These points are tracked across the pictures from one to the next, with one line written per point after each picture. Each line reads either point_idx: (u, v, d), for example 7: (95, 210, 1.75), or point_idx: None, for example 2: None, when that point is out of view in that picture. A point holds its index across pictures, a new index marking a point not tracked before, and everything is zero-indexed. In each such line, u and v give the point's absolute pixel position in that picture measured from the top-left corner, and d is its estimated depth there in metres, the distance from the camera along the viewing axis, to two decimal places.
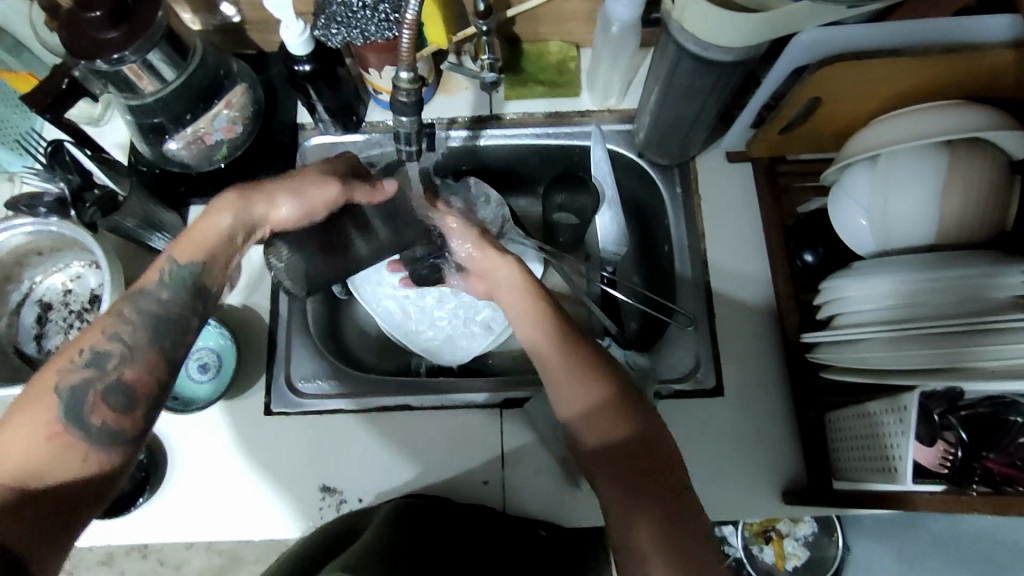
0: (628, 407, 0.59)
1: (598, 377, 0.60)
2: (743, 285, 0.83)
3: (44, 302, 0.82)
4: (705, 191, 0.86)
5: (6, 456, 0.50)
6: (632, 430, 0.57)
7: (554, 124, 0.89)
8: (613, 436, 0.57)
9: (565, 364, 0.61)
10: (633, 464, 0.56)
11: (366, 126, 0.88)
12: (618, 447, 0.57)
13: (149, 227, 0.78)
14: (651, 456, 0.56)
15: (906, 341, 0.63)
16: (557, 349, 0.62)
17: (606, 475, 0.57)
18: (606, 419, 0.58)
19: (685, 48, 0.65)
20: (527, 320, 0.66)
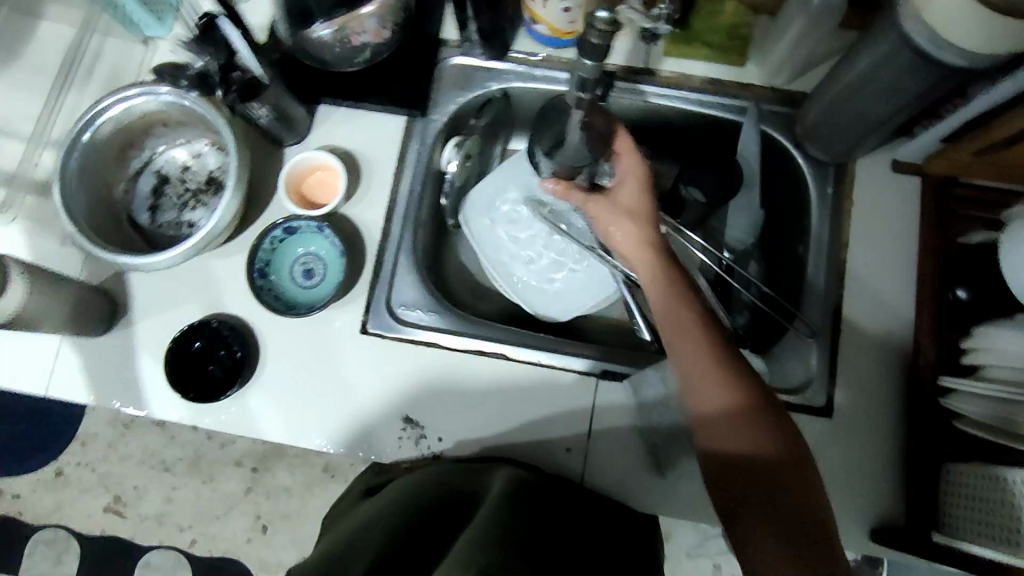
0: (766, 420, 0.55)
1: (734, 384, 0.56)
2: (879, 307, 0.77)
3: (161, 174, 0.82)
4: (860, 198, 0.79)
5: None
6: (767, 445, 0.54)
7: (711, 91, 0.82)
8: (745, 448, 0.54)
9: (701, 364, 0.58)
10: (765, 483, 0.53)
11: (513, 55, 0.83)
12: (749, 462, 0.54)
13: (274, 116, 0.75)
14: (787, 472, 0.53)
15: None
16: (694, 347, 0.59)
17: (733, 488, 0.54)
18: (737, 429, 0.55)
19: (910, 39, 0.58)
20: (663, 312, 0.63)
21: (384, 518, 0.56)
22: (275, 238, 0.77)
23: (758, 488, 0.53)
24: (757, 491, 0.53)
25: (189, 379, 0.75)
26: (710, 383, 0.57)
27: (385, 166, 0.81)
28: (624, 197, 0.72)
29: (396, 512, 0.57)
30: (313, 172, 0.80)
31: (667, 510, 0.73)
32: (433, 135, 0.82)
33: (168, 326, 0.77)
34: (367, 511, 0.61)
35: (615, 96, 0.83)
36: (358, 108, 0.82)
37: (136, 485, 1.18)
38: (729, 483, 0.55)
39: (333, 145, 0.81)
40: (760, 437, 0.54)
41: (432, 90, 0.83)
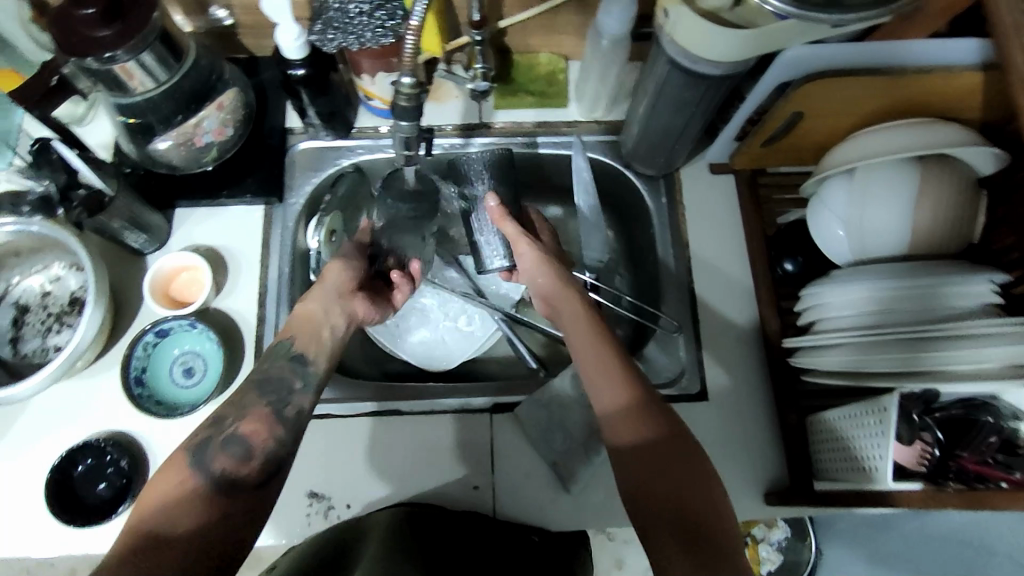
0: (655, 413, 0.62)
1: (625, 388, 0.64)
2: (727, 294, 0.85)
3: (20, 304, 0.80)
4: (689, 201, 0.88)
5: (149, 509, 0.55)
6: (655, 437, 0.61)
7: (542, 133, 0.90)
8: (641, 441, 0.61)
9: (598, 376, 0.66)
10: (663, 471, 0.59)
11: (357, 132, 0.89)
12: (648, 456, 0.60)
13: (133, 228, 0.77)
14: (675, 457, 0.59)
15: (881, 344, 0.65)
16: (599, 357, 0.67)
17: (632, 479, 0.60)
18: (634, 427, 0.62)
19: (674, 61, 0.68)
20: (571, 325, 0.72)
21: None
22: (147, 343, 0.77)
23: (656, 479, 0.59)
24: (657, 482, 0.59)
25: (74, 504, 0.72)
26: (606, 389, 0.65)
27: (251, 255, 0.84)
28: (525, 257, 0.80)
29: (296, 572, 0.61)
30: (179, 273, 0.81)
31: (584, 522, 0.76)
32: (293, 217, 0.86)
33: (45, 456, 0.75)
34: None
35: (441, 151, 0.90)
36: (218, 202, 0.85)
37: None
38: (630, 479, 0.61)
39: (195, 244, 0.84)
40: (651, 428, 0.61)
41: (287, 175, 0.87)
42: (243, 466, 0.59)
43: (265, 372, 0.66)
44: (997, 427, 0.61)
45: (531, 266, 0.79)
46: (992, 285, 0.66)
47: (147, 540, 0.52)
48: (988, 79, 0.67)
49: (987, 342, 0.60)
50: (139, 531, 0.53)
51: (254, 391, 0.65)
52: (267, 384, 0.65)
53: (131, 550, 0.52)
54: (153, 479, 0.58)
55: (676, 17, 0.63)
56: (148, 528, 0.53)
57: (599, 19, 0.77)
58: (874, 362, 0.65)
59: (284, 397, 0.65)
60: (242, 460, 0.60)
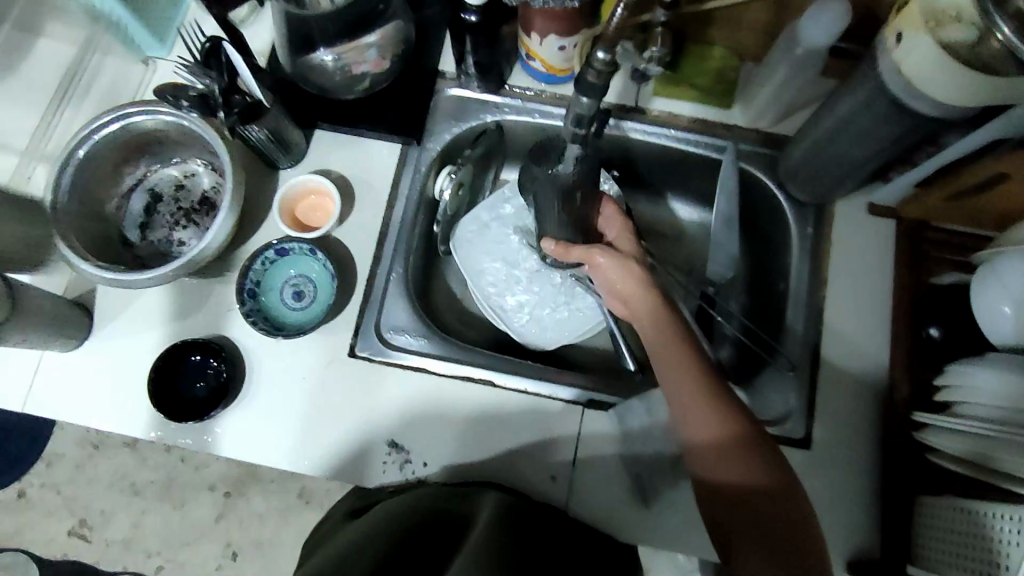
0: (760, 456, 0.58)
1: (715, 422, 0.60)
2: (855, 346, 0.79)
3: (154, 192, 0.82)
4: (837, 237, 0.82)
5: None
6: (754, 482, 0.57)
7: (696, 130, 0.85)
8: (737, 480, 0.57)
9: (689, 407, 0.61)
10: (763, 514, 0.56)
11: (508, 89, 0.85)
12: (746, 496, 0.57)
13: (271, 139, 0.76)
14: (776, 504, 0.56)
15: (1016, 444, 0.60)
16: (684, 380, 0.63)
17: (726, 520, 0.58)
18: (728, 464, 0.58)
19: (886, 89, 0.62)
20: (652, 336, 0.68)
21: (368, 541, 0.56)
22: (266, 259, 0.77)
23: (754, 520, 0.56)
24: (754, 523, 0.56)
25: (172, 397, 0.75)
26: (697, 425, 0.60)
27: (379, 193, 0.82)
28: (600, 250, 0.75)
29: (388, 535, 0.56)
30: (308, 195, 0.81)
31: (651, 541, 0.73)
32: (427, 163, 0.84)
33: (152, 344, 0.77)
34: (357, 529, 0.61)
35: None
36: (354, 133, 0.83)
37: (101, 509, 1.18)
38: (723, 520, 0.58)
39: (327, 169, 0.83)
40: (752, 473, 0.57)
41: (429, 119, 0.85)
42: None
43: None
44: None
45: (604, 267, 0.74)
46: None
47: None
48: None
49: None
50: None
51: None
52: None
53: None
54: None
55: (910, 45, 0.56)
56: None
57: (801, 24, 0.71)
58: (1002, 462, 0.60)
59: None
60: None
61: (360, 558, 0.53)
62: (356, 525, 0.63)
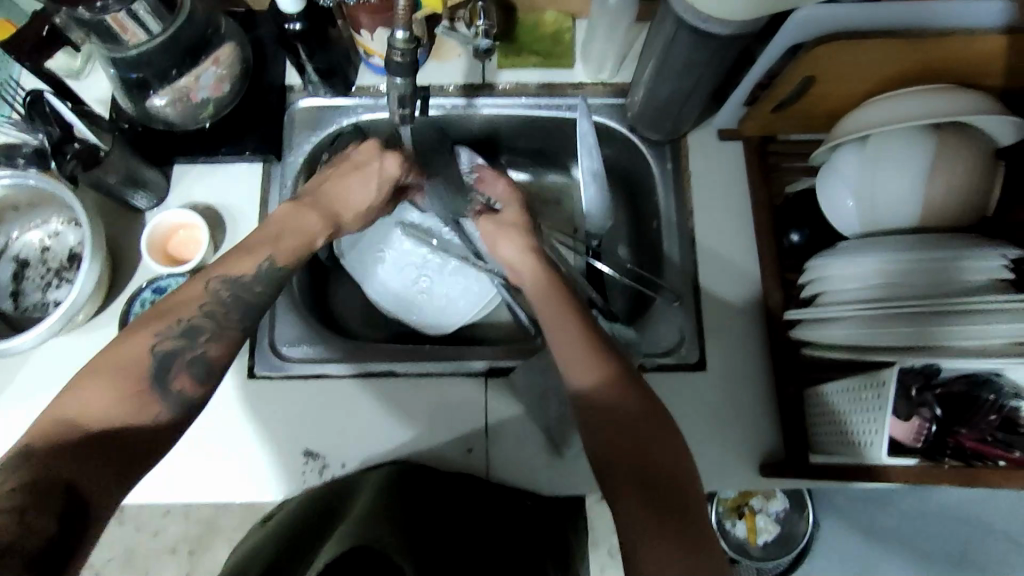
0: (638, 389, 0.61)
1: (602, 359, 0.62)
2: (729, 266, 0.84)
3: (20, 259, 0.80)
4: (695, 167, 0.86)
5: (91, 406, 0.51)
6: (632, 409, 0.59)
7: (546, 94, 0.88)
8: (621, 409, 0.59)
9: (569, 350, 0.63)
10: (637, 441, 0.58)
11: (357, 90, 0.87)
12: (622, 424, 0.59)
13: (130, 184, 0.77)
14: (648, 428, 0.59)
15: (888, 317, 0.64)
16: (571, 325, 0.65)
17: (602, 447, 0.59)
18: (615, 395, 0.60)
19: (682, 19, 0.66)
20: (540, 291, 0.69)
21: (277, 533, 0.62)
22: (145, 299, 0.77)
23: (627, 446, 0.58)
24: (625, 451, 0.58)
25: None
26: (579, 366, 0.62)
27: (250, 214, 0.83)
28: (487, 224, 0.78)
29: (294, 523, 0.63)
30: (177, 230, 0.81)
31: (573, 488, 0.76)
32: (291, 176, 0.84)
33: (43, 410, 0.76)
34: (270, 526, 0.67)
35: (443, 112, 0.87)
36: (214, 161, 0.83)
37: None
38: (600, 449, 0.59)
39: (193, 201, 0.83)
40: (632, 400, 0.60)
41: (285, 133, 0.86)
42: (200, 387, 0.57)
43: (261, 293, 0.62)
44: (997, 404, 0.60)
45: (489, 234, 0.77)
46: (1004, 261, 0.63)
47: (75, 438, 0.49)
48: (1010, 42, 0.63)
49: (995, 316, 0.58)
50: (78, 427, 0.50)
51: (236, 312, 0.61)
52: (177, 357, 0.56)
53: (55, 443, 0.49)
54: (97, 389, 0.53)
55: None
56: (86, 423, 0.50)
57: None
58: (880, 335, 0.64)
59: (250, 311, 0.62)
60: (202, 382, 0.57)
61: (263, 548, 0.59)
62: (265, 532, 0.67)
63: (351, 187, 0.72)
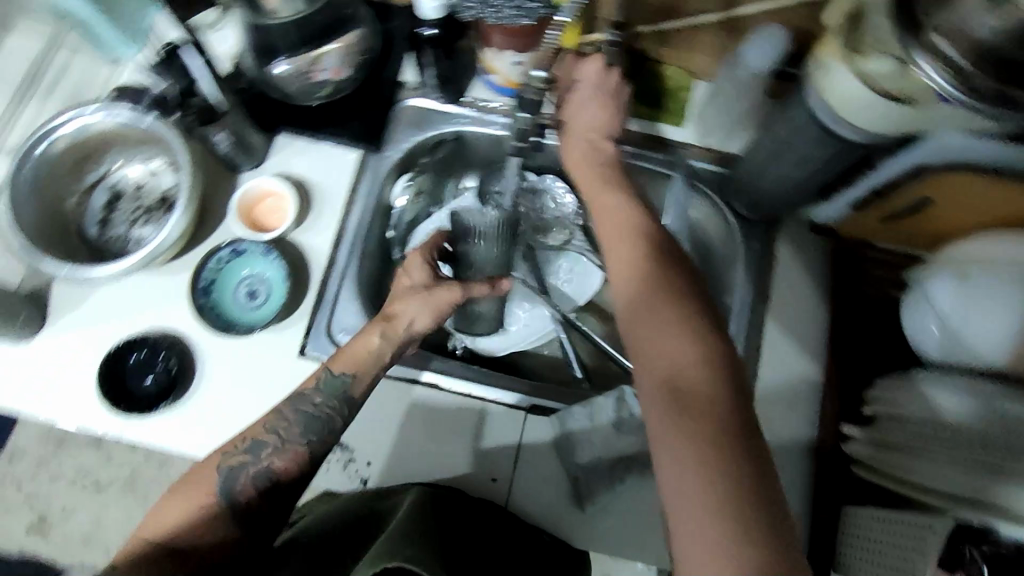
0: (713, 359, 0.53)
1: (676, 317, 0.56)
2: (795, 361, 0.82)
3: (115, 189, 0.83)
4: (780, 253, 0.85)
5: (165, 524, 0.59)
6: (696, 371, 0.52)
7: (650, 147, 0.88)
8: (680, 363, 0.53)
9: (656, 333, 0.56)
10: (696, 400, 0.51)
11: (467, 101, 0.87)
12: (679, 377, 0.52)
13: (234, 145, 0.78)
14: (721, 400, 0.51)
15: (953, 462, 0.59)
16: (649, 277, 0.59)
17: (659, 382, 0.53)
18: (678, 345, 0.54)
19: (814, 113, 0.65)
20: (619, 249, 0.64)
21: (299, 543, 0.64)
22: (222, 258, 0.79)
23: (681, 402, 0.51)
24: (680, 406, 0.51)
25: (123, 394, 0.75)
26: (664, 359, 0.54)
27: (337, 197, 0.84)
28: (585, 115, 0.76)
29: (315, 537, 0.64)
30: (266, 198, 0.82)
31: (588, 542, 0.75)
32: (384, 171, 0.85)
33: (103, 340, 0.78)
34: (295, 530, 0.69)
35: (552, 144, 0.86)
36: (315, 138, 0.85)
37: (62, 504, 1.20)
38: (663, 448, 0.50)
39: (287, 172, 0.85)
40: (691, 354, 0.53)
41: (388, 127, 0.86)
42: (264, 501, 0.62)
43: (315, 404, 0.65)
44: None
45: (574, 150, 0.76)
46: None
47: (146, 555, 0.56)
48: None
49: None
50: (149, 545, 0.57)
51: (298, 425, 0.65)
52: (239, 472, 0.62)
53: (131, 560, 0.56)
54: (161, 497, 0.62)
55: (835, 71, 0.59)
56: (157, 542, 0.57)
57: (746, 51, 0.76)
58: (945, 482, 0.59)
59: (321, 422, 0.65)
60: (262, 491, 0.62)
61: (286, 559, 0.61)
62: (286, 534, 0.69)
63: (415, 299, 0.70)
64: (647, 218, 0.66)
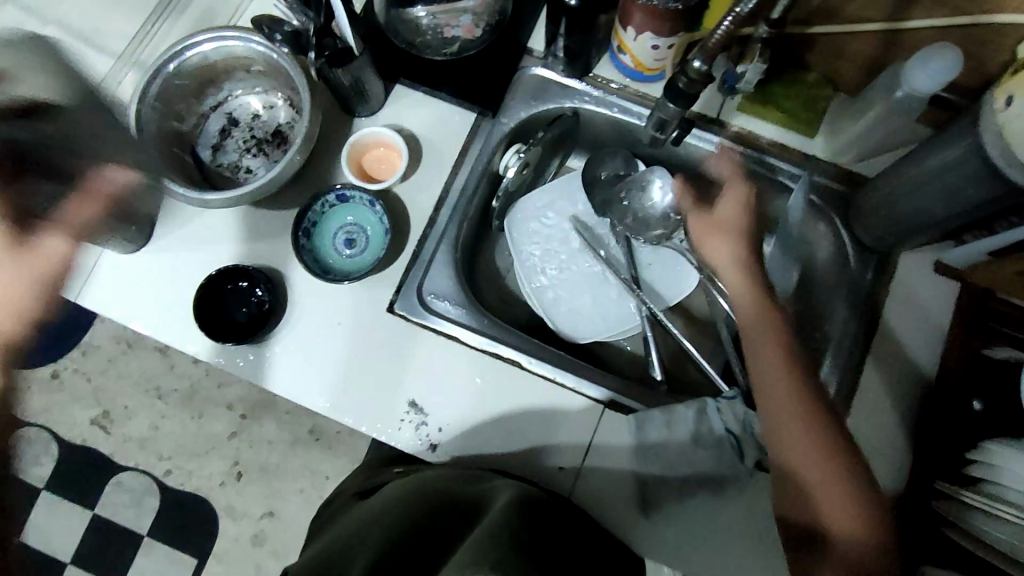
0: (846, 471, 0.61)
1: (816, 440, 0.62)
2: (894, 404, 0.77)
3: (232, 117, 0.84)
4: (895, 288, 0.80)
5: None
6: (866, 519, 0.60)
7: (774, 154, 0.83)
8: (844, 501, 0.60)
9: (775, 414, 0.65)
10: (835, 549, 0.59)
11: (592, 77, 0.84)
12: (835, 513, 0.60)
13: (354, 87, 0.77)
14: (881, 536, 0.59)
15: None
16: (779, 386, 0.66)
17: (806, 513, 0.61)
18: (830, 475, 0.61)
19: (986, 151, 0.59)
20: (766, 361, 0.68)
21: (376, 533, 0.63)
22: (327, 203, 0.79)
23: (850, 554, 0.59)
24: (852, 556, 0.58)
25: (216, 319, 0.77)
26: (782, 446, 0.63)
27: (445, 157, 0.83)
28: (722, 215, 0.76)
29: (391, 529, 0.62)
30: (375, 147, 0.82)
31: (648, 548, 0.74)
32: (498, 137, 0.84)
33: (202, 264, 0.80)
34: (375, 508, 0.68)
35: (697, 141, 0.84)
36: (432, 94, 0.83)
37: (125, 405, 1.26)
38: (804, 510, 0.61)
39: (400, 125, 0.83)
40: (844, 489, 0.61)
41: (507, 94, 0.85)
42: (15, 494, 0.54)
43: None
44: None
45: (716, 248, 0.76)
46: None
47: None
48: None
49: None
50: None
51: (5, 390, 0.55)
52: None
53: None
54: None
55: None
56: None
57: (907, 73, 0.68)
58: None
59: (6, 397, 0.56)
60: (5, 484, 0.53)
61: (356, 557, 0.61)
62: (373, 503, 0.70)
63: None
64: (773, 307, 0.71)
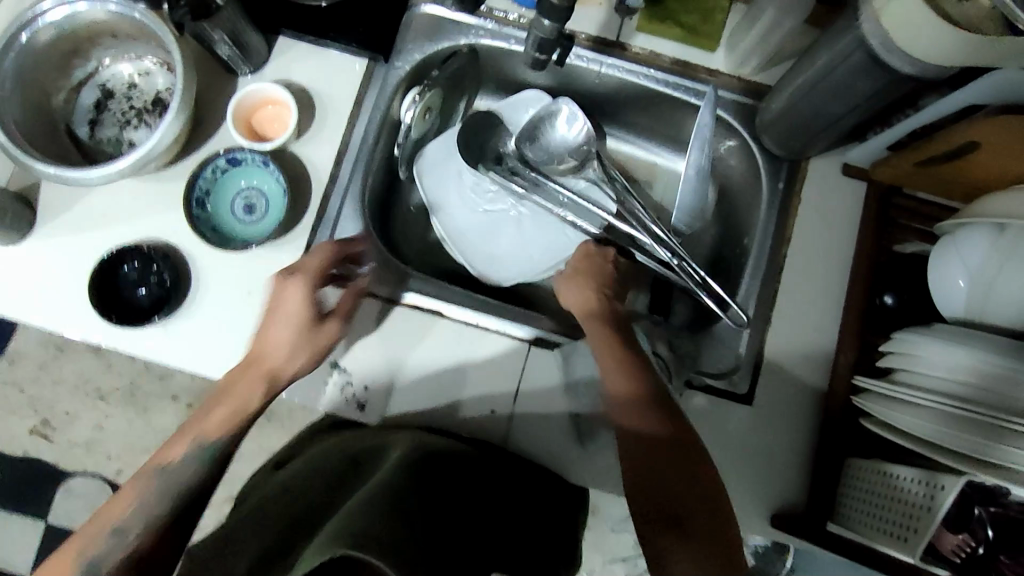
0: (664, 412, 0.61)
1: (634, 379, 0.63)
2: (812, 309, 0.78)
3: (106, 88, 0.78)
4: (807, 195, 0.80)
5: None
6: (657, 432, 0.60)
7: (677, 72, 0.82)
8: (648, 428, 0.60)
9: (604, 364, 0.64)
10: (658, 476, 0.58)
11: (484, 10, 0.81)
12: (652, 446, 0.59)
13: (231, 44, 0.73)
14: (679, 456, 0.59)
15: (955, 420, 0.59)
16: (605, 343, 0.66)
17: (632, 468, 0.60)
18: (638, 413, 0.61)
19: (867, 41, 0.59)
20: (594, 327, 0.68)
21: (270, 507, 0.60)
22: (217, 168, 0.75)
23: (664, 486, 0.58)
24: (668, 484, 0.58)
25: (116, 304, 0.73)
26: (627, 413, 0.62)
27: (341, 109, 0.79)
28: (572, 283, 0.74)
29: (288, 501, 0.60)
30: (265, 105, 0.77)
31: (589, 475, 0.75)
32: (393, 81, 0.80)
33: (95, 248, 0.76)
34: (272, 490, 0.65)
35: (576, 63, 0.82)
36: (318, 43, 0.79)
37: (66, 410, 1.20)
38: (650, 487, 0.58)
39: (289, 80, 0.79)
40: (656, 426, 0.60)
41: (398, 36, 0.80)
42: None
43: None
44: None
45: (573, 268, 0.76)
46: None
47: None
48: None
49: None
50: None
51: None
52: None
53: None
54: None
55: None
56: None
57: None
58: (946, 440, 0.58)
59: None
60: None
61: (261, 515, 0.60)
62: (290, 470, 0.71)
63: None
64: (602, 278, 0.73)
